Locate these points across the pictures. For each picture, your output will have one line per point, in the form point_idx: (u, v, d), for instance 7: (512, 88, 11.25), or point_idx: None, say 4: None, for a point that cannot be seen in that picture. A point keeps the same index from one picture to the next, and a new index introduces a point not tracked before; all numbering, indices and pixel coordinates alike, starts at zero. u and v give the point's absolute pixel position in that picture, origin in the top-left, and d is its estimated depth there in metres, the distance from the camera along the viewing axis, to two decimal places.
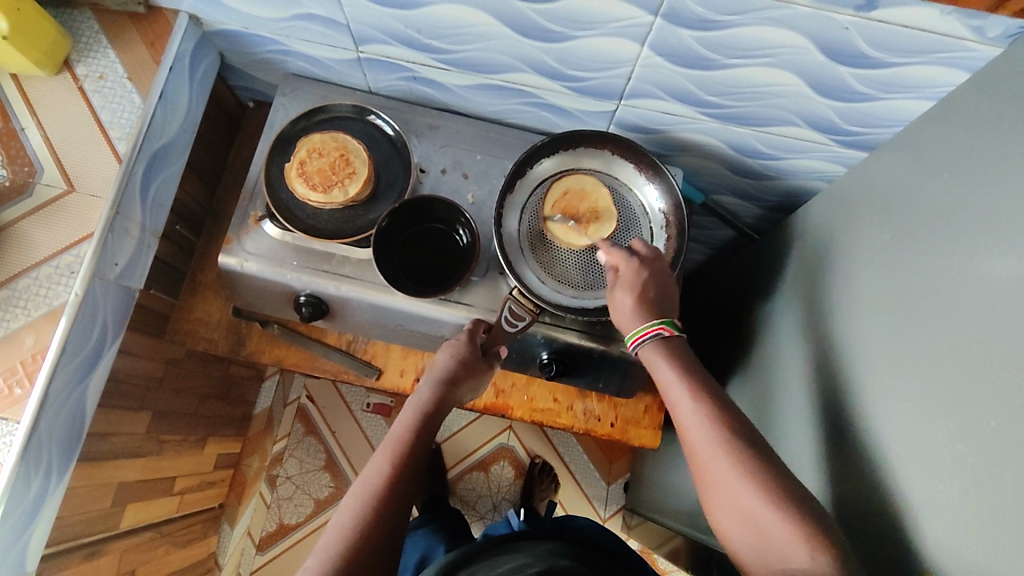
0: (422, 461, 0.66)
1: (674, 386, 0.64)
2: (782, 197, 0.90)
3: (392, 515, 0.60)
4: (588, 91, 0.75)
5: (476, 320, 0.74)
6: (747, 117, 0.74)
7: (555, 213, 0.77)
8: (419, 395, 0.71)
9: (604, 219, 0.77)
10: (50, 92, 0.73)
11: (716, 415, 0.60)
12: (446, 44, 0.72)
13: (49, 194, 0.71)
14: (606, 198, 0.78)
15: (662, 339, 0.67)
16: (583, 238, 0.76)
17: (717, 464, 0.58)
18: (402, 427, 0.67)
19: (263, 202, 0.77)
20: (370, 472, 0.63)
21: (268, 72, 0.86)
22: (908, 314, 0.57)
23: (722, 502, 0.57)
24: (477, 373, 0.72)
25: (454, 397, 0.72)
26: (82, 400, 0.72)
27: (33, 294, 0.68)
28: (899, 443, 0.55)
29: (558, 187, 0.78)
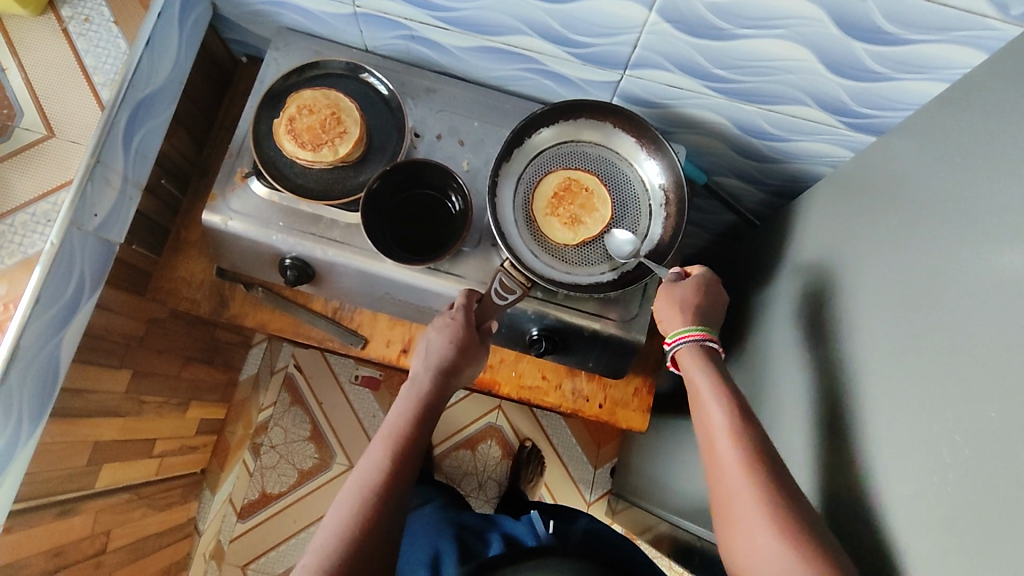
0: (421, 450, 0.64)
1: (711, 397, 0.62)
2: (786, 182, 0.87)
3: (390, 508, 0.58)
4: (592, 58, 0.72)
5: (468, 291, 0.71)
6: (754, 94, 0.71)
7: (557, 190, 0.75)
8: (416, 382, 0.68)
9: (574, 229, 0.74)
10: (33, 33, 0.70)
11: (749, 440, 0.58)
12: (446, 1, 0.69)
13: (28, 138, 0.68)
14: (592, 232, 0.74)
15: (701, 344, 0.67)
16: (546, 211, 0.74)
17: (739, 491, 0.55)
18: (399, 417, 0.65)
19: (251, 158, 0.75)
20: (367, 465, 0.61)
21: (261, 26, 0.83)
22: (910, 300, 0.55)
23: (737, 530, 0.55)
24: (474, 355, 0.70)
25: (450, 383, 0.69)
26: (56, 355, 0.70)
27: (8, 241, 0.66)
28: (894, 435, 0.53)
29: (588, 180, 0.76)
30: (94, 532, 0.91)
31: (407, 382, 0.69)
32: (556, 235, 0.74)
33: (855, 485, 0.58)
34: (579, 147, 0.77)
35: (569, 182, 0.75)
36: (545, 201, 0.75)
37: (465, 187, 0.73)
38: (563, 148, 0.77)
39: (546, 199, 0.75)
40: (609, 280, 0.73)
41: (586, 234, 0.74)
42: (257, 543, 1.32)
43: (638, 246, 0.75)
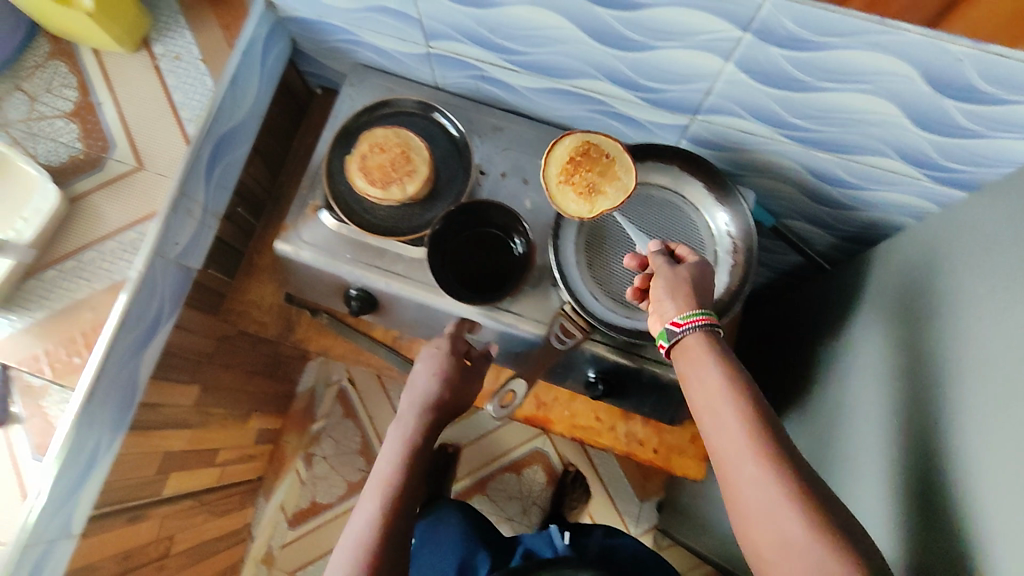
0: (414, 487, 0.67)
1: (714, 386, 0.52)
2: (862, 230, 0.83)
3: (389, 556, 0.61)
4: (663, 103, 0.71)
5: (459, 322, 0.75)
6: (833, 143, 0.68)
7: (571, 156, 0.71)
8: (407, 423, 0.71)
9: (587, 199, 0.69)
10: (128, 69, 0.74)
11: (755, 406, 0.50)
12: (518, 45, 0.69)
13: (118, 169, 0.72)
14: (608, 203, 0.69)
15: (706, 330, 0.55)
16: (560, 177, 0.70)
17: (745, 463, 0.48)
18: (394, 454, 0.68)
19: (322, 192, 0.77)
20: (367, 510, 0.63)
21: (337, 61, 0.86)
22: (993, 379, 0.51)
23: (748, 508, 0.47)
24: (461, 387, 0.74)
25: (441, 413, 0.72)
26: (135, 373, 0.74)
27: (98, 266, 0.70)
28: (974, 525, 0.49)
29: (608, 145, 0.70)
30: (158, 538, 0.95)
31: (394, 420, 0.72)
32: (567, 204, 0.69)
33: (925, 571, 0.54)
34: (645, 191, 0.76)
35: (588, 147, 0.70)
36: (557, 167, 0.71)
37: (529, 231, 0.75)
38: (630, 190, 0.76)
39: (561, 167, 0.71)
40: None
41: (602, 207, 0.69)
42: (306, 551, 1.36)
43: None
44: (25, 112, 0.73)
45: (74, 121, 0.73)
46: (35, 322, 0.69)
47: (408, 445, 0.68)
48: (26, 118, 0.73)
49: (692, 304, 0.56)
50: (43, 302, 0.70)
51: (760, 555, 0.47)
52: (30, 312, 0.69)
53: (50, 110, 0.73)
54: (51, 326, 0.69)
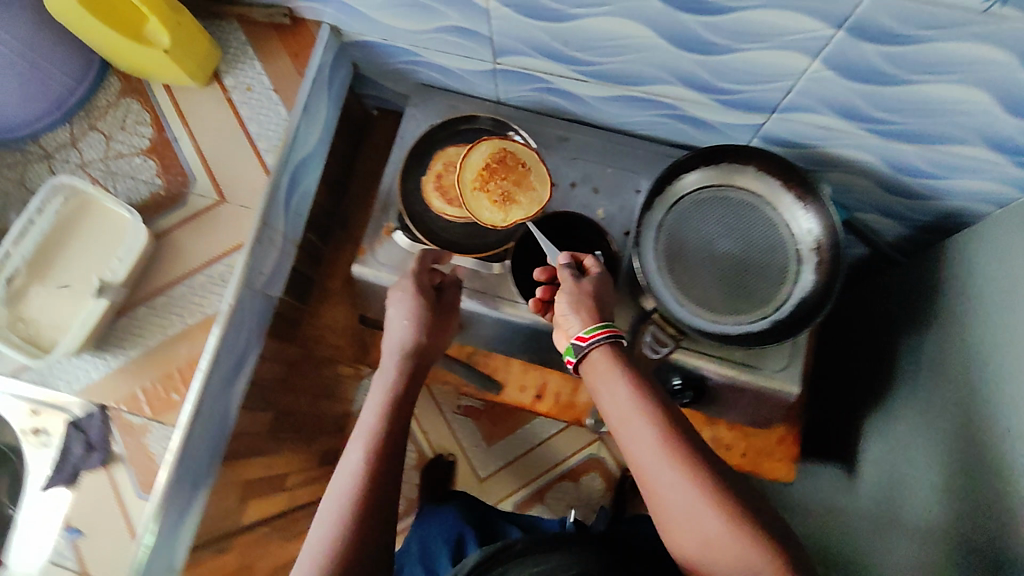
0: (400, 440, 0.62)
1: (625, 404, 0.57)
2: (934, 219, 0.83)
3: (376, 511, 0.57)
4: (739, 104, 0.71)
5: (422, 257, 0.72)
6: (914, 133, 0.68)
7: (484, 162, 0.74)
8: (386, 369, 0.67)
9: (501, 207, 0.73)
10: (200, 103, 0.74)
11: (662, 416, 0.56)
12: (592, 56, 0.70)
13: (201, 204, 0.72)
14: (523, 212, 0.73)
15: (612, 343, 0.60)
16: (475, 183, 0.73)
17: (662, 471, 0.53)
18: (377, 409, 0.63)
19: (397, 214, 0.79)
20: (349, 462, 0.59)
21: (397, 82, 0.86)
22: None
23: (667, 510, 0.53)
24: (437, 328, 0.70)
25: (422, 359, 0.68)
26: (227, 405, 0.74)
27: (189, 301, 0.71)
28: None
29: (522, 155, 0.75)
30: (242, 567, 0.95)
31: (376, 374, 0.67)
32: (482, 210, 0.73)
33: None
34: (723, 193, 0.76)
35: (504, 155, 0.75)
36: (468, 171, 0.74)
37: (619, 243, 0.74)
38: (706, 193, 0.77)
39: (476, 172, 0.74)
40: (761, 330, 0.73)
41: (517, 215, 0.73)
42: None
43: (787, 294, 0.74)
44: (102, 151, 0.73)
45: (151, 158, 0.73)
46: (129, 360, 0.70)
47: (389, 391, 0.64)
48: (103, 157, 0.73)
49: (594, 318, 0.61)
50: (136, 339, 0.70)
51: (685, 553, 0.53)
52: (124, 350, 0.70)
53: (126, 147, 0.73)
54: (146, 362, 0.70)
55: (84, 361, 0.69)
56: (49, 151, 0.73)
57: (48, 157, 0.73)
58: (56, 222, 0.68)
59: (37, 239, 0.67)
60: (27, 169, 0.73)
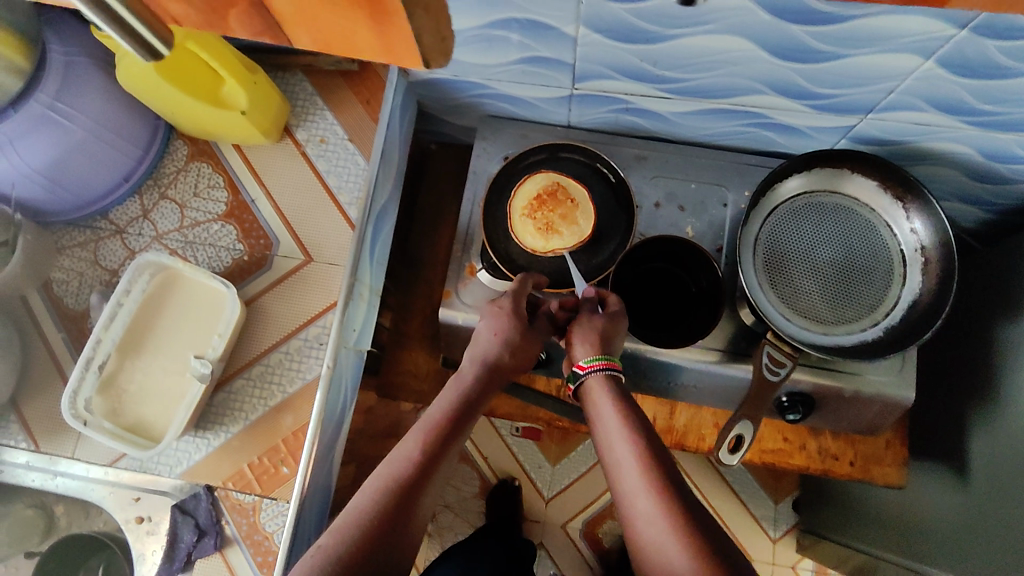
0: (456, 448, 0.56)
1: (612, 429, 0.54)
2: (1022, 202, 0.80)
3: (404, 505, 0.51)
4: (832, 107, 0.70)
5: (524, 277, 0.67)
6: (1021, 123, 0.66)
7: (536, 191, 0.73)
8: (460, 378, 0.61)
9: (543, 236, 0.72)
10: (274, 159, 0.73)
11: (646, 442, 0.53)
12: (680, 73, 0.67)
13: (288, 265, 0.70)
14: (564, 244, 0.71)
15: (606, 375, 0.58)
16: (525, 211, 0.72)
17: (642, 499, 0.50)
18: (440, 409, 0.58)
19: (478, 253, 0.77)
20: (396, 456, 0.54)
21: (461, 115, 0.84)
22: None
23: (639, 543, 0.49)
24: (526, 349, 0.63)
25: (499, 377, 0.62)
26: (329, 472, 0.71)
27: (287, 367, 0.68)
28: None
29: (575, 190, 0.73)
30: None
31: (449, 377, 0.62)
32: (524, 235, 0.72)
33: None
34: (817, 200, 0.74)
35: (557, 188, 0.73)
36: (520, 201, 0.73)
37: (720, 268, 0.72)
38: (799, 201, 0.75)
39: (527, 200, 0.73)
40: (875, 338, 0.70)
41: (557, 245, 0.71)
42: None
43: (896, 297, 0.71)
44: (177, 222, 0.72)
45: (229, 223, 0.72)
46: (232, 436, 0.66)
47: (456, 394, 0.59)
48: (179, 227, 0.72)
49: (600, 349, 0.59)
50: (237, 414, 0.67)
51: None
52: (225, 427, 0.66)
53: (201, 215, 0.72)
54: (249, 435, 0.66)
55: (186, 443, 0.66)
56: (121, 227, 0.72)
57: (120, 233, 0.72)
58: (142, 301, 0.66)
59: (125, 320, 0.66)
60: (99, 246, 0.72)
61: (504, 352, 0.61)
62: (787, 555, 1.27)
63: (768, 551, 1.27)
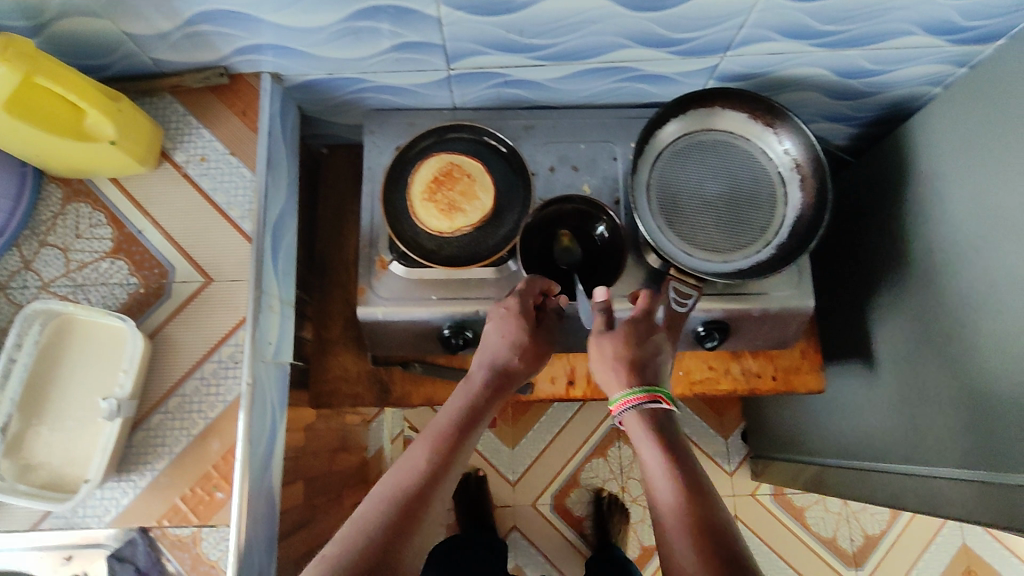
0: (465, 452, 0.60)
1: (656, 459, 0.57)
2: (879, 111, 0.87)
3: (411, 505, 0.54)
4: (693, 51, 0.73)
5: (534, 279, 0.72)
6: (859, 38, 0.72)
7: (433, 174, 0.73)
8: (470, 384, 0.66)
9: (449, 215, 0.72)
10: (156, 187, 0.72)
11: (688, 471, 0.55)
12: (547, 39, 0.70)
13: (188, 290, 0.68)
14: (471, 220, 0.73)
15: (647, 408, 0.59)
16: (425, 195, 0.73)
17: (674, 514, 0.52)
18: (448, 417, 0.63)
19: (387, 245, 0.78)
20: (403, 466, 0.57)
21: (346, 114, 0.84)
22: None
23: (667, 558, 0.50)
24: (536, 348, 0.70)
25: (508, 380, 0.67)
26: (269, 489, 0.70)
27: (204, 394, 0.66)
28: None
29: (471, 166, 0.74)
30: None
31: (460, 385, 0.67)
32: (430, 217, 0.72)
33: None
34: (696, 139, 0.78)
35: (452, 167, 0.74)
36: (419, 188, 0.73)
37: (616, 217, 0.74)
38: (682, 142, 0.78)
39: (426, 185, 0.73)
40: (768, 257, 0.74)
41: (461, 223, 0.73)
42: None
43: (782, 215, 0.76)
44: (62, 267, 0.69)
45: (119, 259, 0.69)
46: (159, 473, 0.64)
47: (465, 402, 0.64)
48: (65, 272, 0.69)
49: (636, 383, 0.60)
50: (160, 449, 0.65)
51: None
52: (151, 465, 0.64)
53: (88, 255, 0.69)
54: (177, 469, 0.64)
55: (111, 489, 0.64)
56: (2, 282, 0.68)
57: (2, 289, 0.68)
58: (37, 354, 0.63)
59: (22, 377, 0.63)
60: None
61: (514, 355, 0.68)
62: (745, 484, 1.33)
63: (727, 485, 1.33)
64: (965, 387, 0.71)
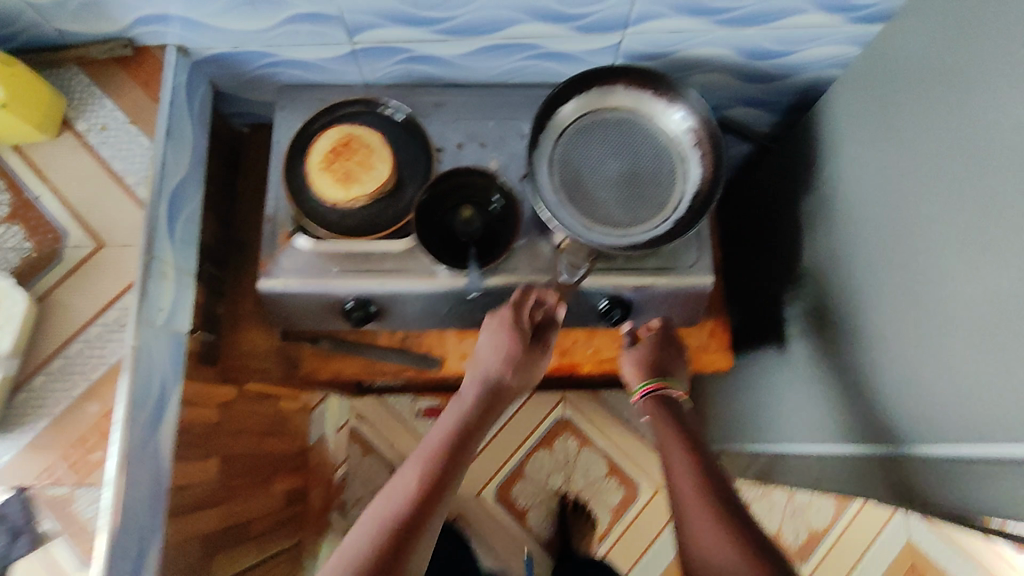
0: (463, 460, 0.67)
1: (671, 444, 0.67)
2: (795, 95, 0.88)
3: (418, 508, 0.60)
4: (591, 27, 0.73)
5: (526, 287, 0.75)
6: (757, 16, 0.72)
7: (331, 144, 0.73)
8: (465, 398, 0.73)
9: (346, 184, 0.72)
10: (57, 155, 0.72)
11: (699, 458, 0.65)
12: (441, 12, 0.70)
13: (80, 255, 0.69)
14: (367, 189, 0.73)
15: (659, 395, 0.74)
16: (321, 165, 0.73)
17: (687, 490, 0.62)
18: (446, 427, 0.69)
19: (289, 218, 0.78)
20: (410, 470, 0.64)
21: (261, 90, 0.85)
22: (958, 167, 0.56)
23: (683, 528, 0.60)
24: (528, 363, 0.75)
25: (501, 391, 0.74)
26: (159, 454, 0.70)
27: (89, 355, 0.67)
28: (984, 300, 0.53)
29: (369, 137, 0.74)
30: None
31: (454, 400, 0.74)
32: (326, 186, 0.72)
33: (951, 364, 0.57)
34: (601, 116, 0.78)
35: (350, 138, 0.74)
36: (316, 158, 0.73)
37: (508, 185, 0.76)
38: (586, 119, 0.78)
39: (323, 155, 0.73)
40: (666, 232, 0.74)
41: (357, 193, 0.73)
42: None
43: (682, 191, 0.76)
44: None
45: (14, 224, 0.70)
46: (39, 433, 0.65)
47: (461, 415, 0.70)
48: None
49: (654, 373, 0.76)
50: (42, 410, 0.65)
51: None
52: (31, 425, 0.65)
53: None
54: (57, 429, 0.65)
55: None
56: None
57: None
58: None
59: None
60: None
61: (507, 371, 0.74)
62: None
63: None
64: (869, 366, 0.71)
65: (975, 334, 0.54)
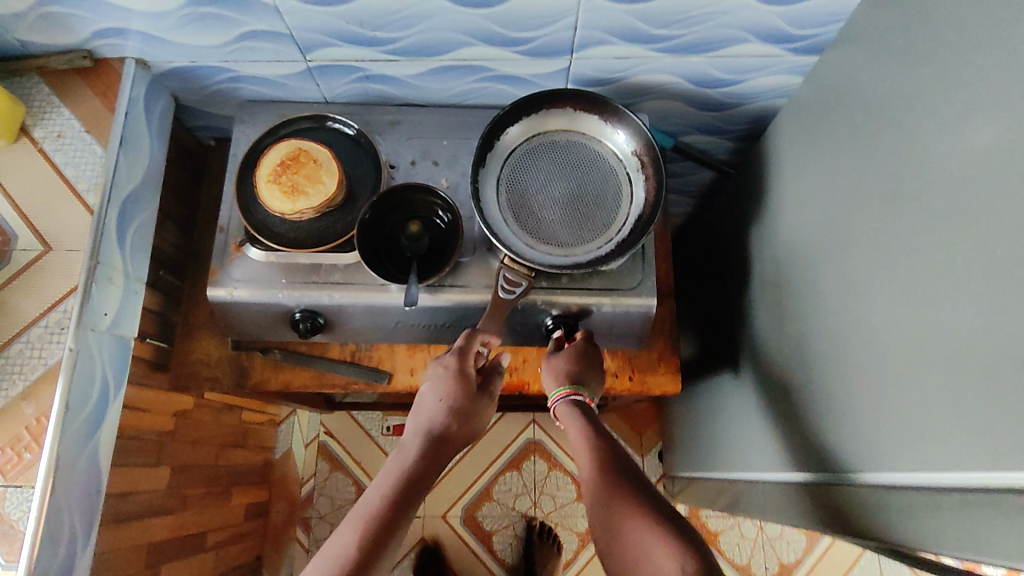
0: (404, 522, 0.59)
1: (577, 443, 0.63)
2: (747, 123, 0.89)
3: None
4: (537, 52, 0.75)
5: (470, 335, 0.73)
6: (699, 45, 0.73)
7: (280, 158, 0.75)
8: (405, 452, 0.66)
9: (292, 197, 0.74)
10: (12, 160, 0.74)
11: (606, 453, 0.61)
12: (389, 33, 0.72)
13: (27, 258, 0.71)
14: (313, 202, 0.74)
15: (572, 399, 0.69)
16: (269, 177, 0.74)
17: (598, 489, 0.58)
18: (382, 485, 0.61)
19: (240, 228, 0.79)
20: (341, 540, 0.56)
21: (223, 104, 0.87)
22: (879, 192, 0.57)
23: (601, 532, 0.55)
24: (472, 409, 0.70)
25: (446, 442, 0.67)
26: (95, 458, 0.71)
27: (28, 356, 0.68)
28: (899, 326, 0.53)
29: (318, 152, 0.75)
30: None
31: (394, 454, 0.67)
32: (274, 198, 0.74)
33: (869, 390, 0.57)
34: (549, 138, 0.79)
35: (300, 152, 0.75)
36: (265, 171, 0.74)
37: (451, 200, 0.77)
38: (534, 141, 0.79)
39: (271, 168, 0.74)
40: (607, 253, 0.75)
41: (303, 206, 0.74)
42: None
43: (626, 213, 0.77)
44: None
45: None
46: None
47: (397, 469, 0.63)
48: None
49: (564, 381, 0.71)
50: None
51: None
52: None
53: None
54: None
55: None
56: None
57: None
58: None
59: None
60: None
61: (451, 418, 0.68)
62: None
63: None
64: (807, 392, 0.70)
65: (890, 361, 0.54)
